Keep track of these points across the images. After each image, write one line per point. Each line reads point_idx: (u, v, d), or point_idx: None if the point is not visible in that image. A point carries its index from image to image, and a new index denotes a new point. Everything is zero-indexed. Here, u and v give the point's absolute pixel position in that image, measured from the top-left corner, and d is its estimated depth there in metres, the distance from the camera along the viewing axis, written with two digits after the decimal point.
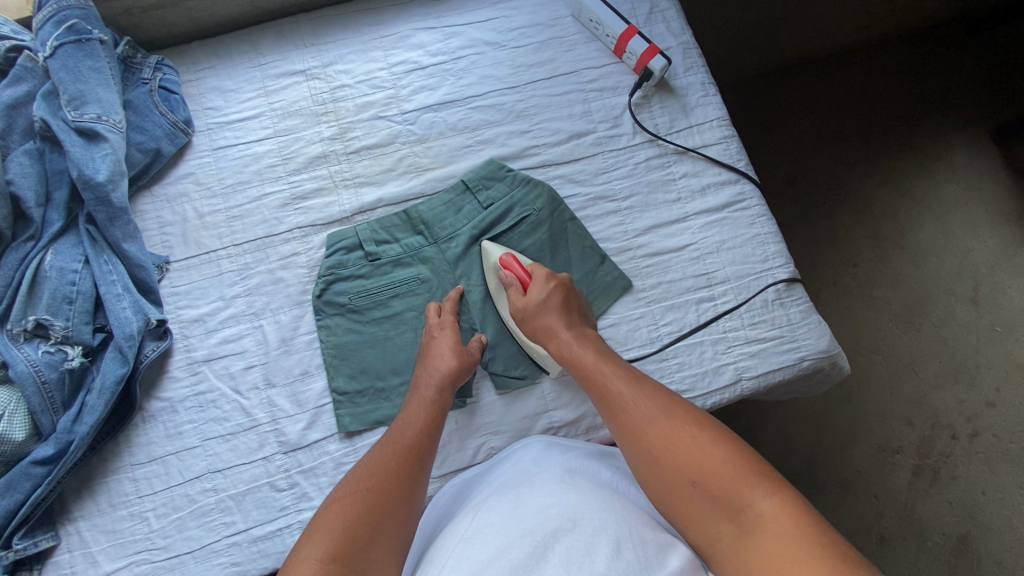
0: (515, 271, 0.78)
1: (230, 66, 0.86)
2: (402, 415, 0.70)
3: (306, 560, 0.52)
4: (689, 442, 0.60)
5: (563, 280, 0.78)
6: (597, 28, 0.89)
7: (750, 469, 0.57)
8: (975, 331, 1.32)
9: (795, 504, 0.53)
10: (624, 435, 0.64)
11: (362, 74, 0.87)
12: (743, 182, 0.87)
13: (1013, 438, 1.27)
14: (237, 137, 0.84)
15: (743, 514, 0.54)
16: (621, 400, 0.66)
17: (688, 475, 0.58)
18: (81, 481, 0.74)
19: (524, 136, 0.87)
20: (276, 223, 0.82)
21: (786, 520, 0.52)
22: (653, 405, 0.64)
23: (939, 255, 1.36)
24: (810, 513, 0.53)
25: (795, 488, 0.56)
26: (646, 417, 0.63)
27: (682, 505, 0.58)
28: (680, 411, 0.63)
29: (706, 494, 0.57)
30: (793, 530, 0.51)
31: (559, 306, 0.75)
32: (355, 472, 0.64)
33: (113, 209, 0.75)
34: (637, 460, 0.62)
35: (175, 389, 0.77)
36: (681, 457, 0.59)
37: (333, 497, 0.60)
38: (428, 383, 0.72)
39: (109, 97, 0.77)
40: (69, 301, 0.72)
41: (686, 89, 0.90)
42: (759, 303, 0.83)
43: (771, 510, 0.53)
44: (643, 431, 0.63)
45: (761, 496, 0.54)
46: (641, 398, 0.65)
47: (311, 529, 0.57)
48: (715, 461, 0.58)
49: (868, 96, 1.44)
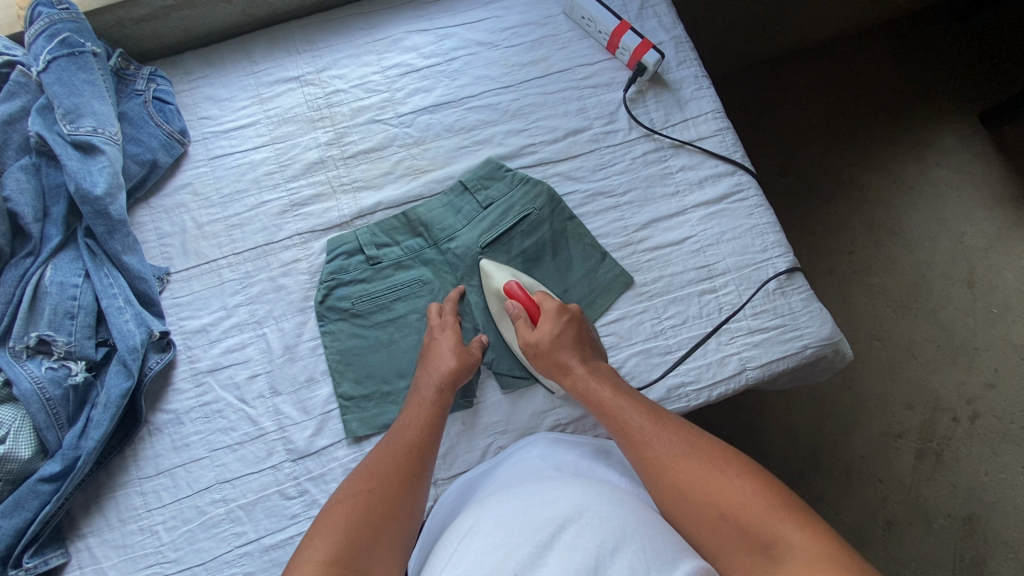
0: (523, 304, 0.77)
1: (224, 74, 0.86)
2: (402, 415, 0.70)
3: (309, 562, 0.53)
4: (716, 476, 0.60)
5: (573, 312, 0.77)
6: (589, 25, 0.90)
7: (780, 502, 0.57)
8: (972, 313, 1.33)
9: (827, 537, 0.53)
10: (649, 471, 0.63)
11: (357, 79, 0.87)
12: (740, 173, 0.87)
13: (1014, 418, 1.28)
14: (233, 145, 0.84)
15: (774, 548, 0.54)
16: (644, 433, 0.65)
17: (716, 508, 0.58)
18: (89, 496, 0.73)
19: (521, 135, 0.87)
20: (276, 230, 0.82)
21: (820, 552, 0.51)
22: (676, 438, 0.64)
23: (933, 239, 1.38)
24: (840, 544, 0.53)
25: (823, 521, 0.56)
26: (671, 452, 0.63)
27: (714, 539, 0.58)
28: (705, 446, 0.63)
29: (736, 528, 0.56)
30: (828, 561, 0.50)
31: (572, 341, 0.74)
32: (357, 472, 0.64)
33: (112, 222, 0.74)
34: (664, 496, 0.61)
35: (180, 401, 0.77)
36: (709, 492, 0.59)
37: (336, 498, 0.61)
38: (429, 383, 0.72)
39: (104, 110, 0.77)
40: (70, 316, 0.72)
41: (680, 82, 0.90)
42: (760, 293, 0.83)
43: (804, 543, 0.53)
44: (667, 465, 0.62)
45: (793, 528, 0.54)
46: (664, 432, 0.65)
47: (314, 530, 0.57)
48: (744, 494, 0.58)
49: (858, 84, 1.45)
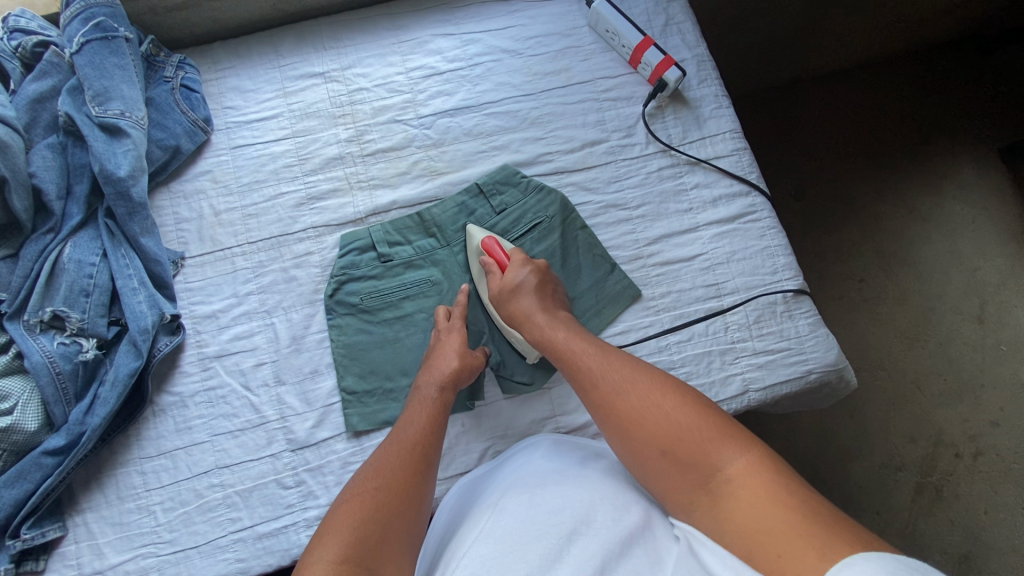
0: (498, 255, 0.79)
1: (251, 66, 0.88)
2: (404, 415, 0.70)
3: (319, 562, 0.52)
4: (659, 411, 0.61)
5: (540, 265, 0.79)
6: (613, 39, 0.90)
7: (718, 430, 0.58)
8: (980, 350, 1.32)
9: (766, 462, 0.54)
10: (597, 405, 0.66)
11: (380, 78, 0.88)
12: (754, 194, 0.88)
13: (1017, 458, 1.26)
14: (255, 136, 0.85)
15: (711, 478, 0.55)
16: (591, 373, 0.67)
17: (657, 443, 0.59)
18: (91, 472, 0.74)
19: (539, 143, 0.88)
20: (291, 222, 0.83)
21: (754, 480, 0.53)
22: (625, 376, 0.65)
23: (945, 272, 1.37)
24: (779, 471, 0.54)
25: (766, 447, 0.57)
26: (617, 386, 0.65)
27: (659, 472, 0.59)
28: (649, 379, 0.64)
29: (674, 461, 0.58)
30: (761, 490, 0.52)
31: (535, 289, 0.76)
32: (362, 471, 0.64)
33: (132, 204, 0.76)
34: (612, 432, 0.64)
35: (186, 384, 0.78)
36: (650, 427, 0.60)
37: (342, 498, 0.60)
38: (430, 379, 0.73)
39: (132, 94, 0.78)
40: (86, 293, 0.73)
41: (700, 100, 0.91)
42: (767, 315, 0.83)
43: (741, 471, 0.54)
44: (616, 403, 0.64)
45: (732, 458, 0.55)
46: (610, 369, 0.67)
47: (323, 531, 0.57)
48: (682, 427, 0.59)
49: (877, 112, 1.45)
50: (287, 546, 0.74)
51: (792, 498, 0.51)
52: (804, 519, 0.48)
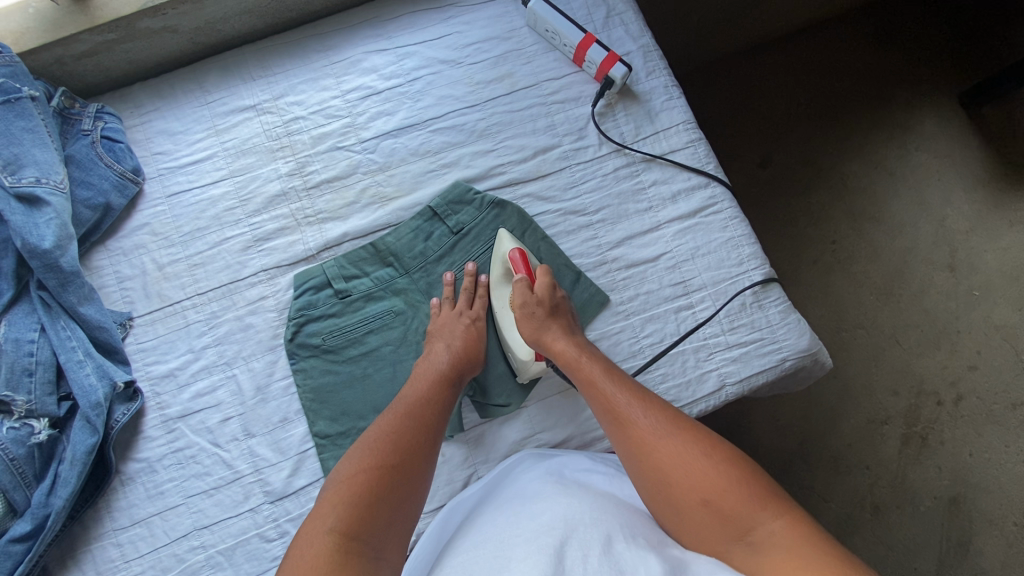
0: (522, 272, 0.79)
1: (177, 106, 0.83)
2: (410, 384, 0.71)
3: (327, 532, 0.53)
4: (700, 459, 0.60)
5: (563, 305, 0.77)
6: (554, 38, 0.87)
7: (760, 489, 0.57)
8: (954, 298, 1.34)
9: (803, 522, 0.54)
10: (630, 449, 0.64)
11: (316, 104, 0.84)
12: (714, 185, 0.86)
13: (996, 399, 1.29)
14: (191, 181, 0.81)
15: (752, 533, 0.55)
16: (629, 415, 0.65)
17: (699, 493, 0.58)
18: (65, 551, 0.72)
19: (488, 156, 0.85)
20: (239, 267, 0.79)
21: (795, 540, 0.52)
22: (661, 419, 0.64)
23: (915, 224, 1.37)
24: (817, 530, 0.54)
25: (800, 509, 0.57)
26: (654, 435, 0.63)
27: (695, 523, 0.58)
28: (689, 429, 0.63)
29: (716, 513, 0.57)
30: (803, 547, 0.51)
31: (558, 321, 0.75)
32: (368, 436, 0.64)
33: (64, 275, 0.71)
34: (644, 481, 0.62)
35: (152, 449, 0.75)
36: (691, 476, 0.59)
37: (347, 464, 0.60)
38: (440, 355, 0.73)
39: (47, 156, 0.73)
40: (28, 373, 0.69)
41: (650, 93, 0.88)
42: (737, 307, 0.82)
43: (781, 529, 0.54)
44: (653, 448, 0.62)
45: (770, 516, 0.55)
46: (647, 412, 0.65)
47: (326, 497, 0.58)
48: (727, 479, 0.58)
49: (833, 74, 1.43)
50: None
51: (832, 551, 0.50)
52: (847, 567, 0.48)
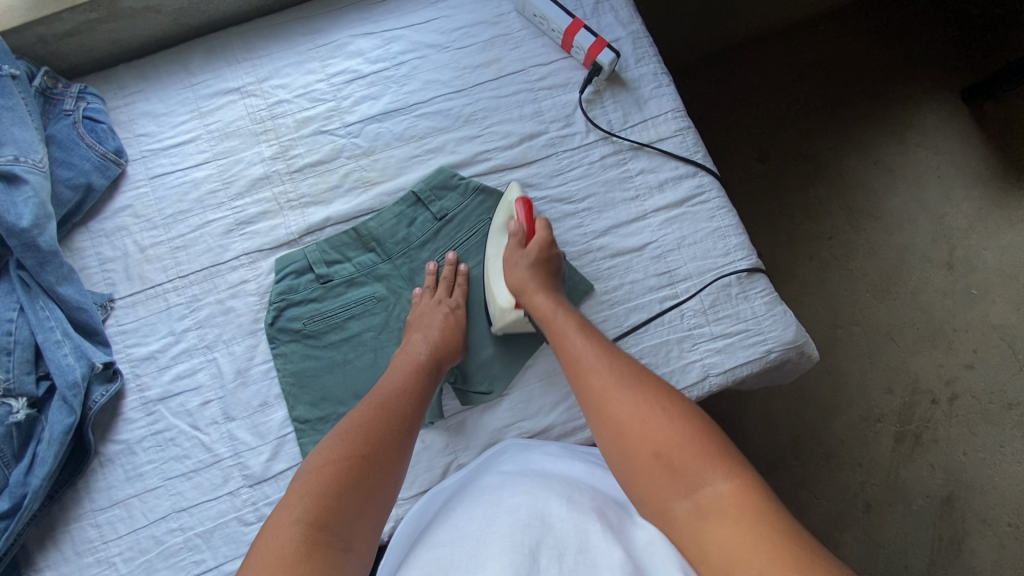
0: (523, 221, 0.77)
1: (161, 88, 0.82)
2: (388, 375, 0.70)
3: (293, 522, 0.53)
4: (655, 413, 0.58)
5: (555, 256, 0.76)
6: (542, 23, 0.86)
7: (713, 448, 0.55)
8: (951, 296, 1.33)
9: (752, 487, 0.52)
10: (588, 400, 0.62)
11: (300, 88, 0.83)
12: (701, 174, 0.85)
13: (992, 398, 1.28)
14: (174, 163, 0.80)
15: (697, 492, 0.53)
16: (590, 367, 0.64)
17: (651, 446, 0.56)
18: (43, 531, 0.72)
19: (474, 142, 0.84)
20: (221, 251, 0.79)
21: (739, 504, 0.50)
22: (622, 373, 0.62)
23: (913, 221, 1.36)
24: (765, 496, 0.51)
25: (757, 475, 0.54)
26: (611, 384, 0.61)
27: (643, 473, 0.56)
28: (650, 385, 0.61)
29: (666, 467, 0.55)
30: (744, 513, 0.49)
31: (542, 278, 0.74)
32: (342, 426, 0.63)
33: (42, 254, 0.71)
34: (602, 437, 0.61)
35: (131, 431, 0.75)
36: (646, 430, 0.57)
37: (319, 454, 0.60)
38: (418, 346, 0.73)
39: (26, 135, 0.73)
40: (6, 352, 0.69)
41: (639, 81, 0.87)
42: (723, 298, 0.81)
43: (728, 491, 0.52)
44: (608, 399, 0.61)
45: (719, 476, 0.53)
46: (611, 364, 0.63)
47: (296, 488, 0.57)
48: (681, 436, 0.56)
49: (832, 67, 1.41)
50: None
51: (773, 523, 0.48)
52: (781, 540, 0.47)
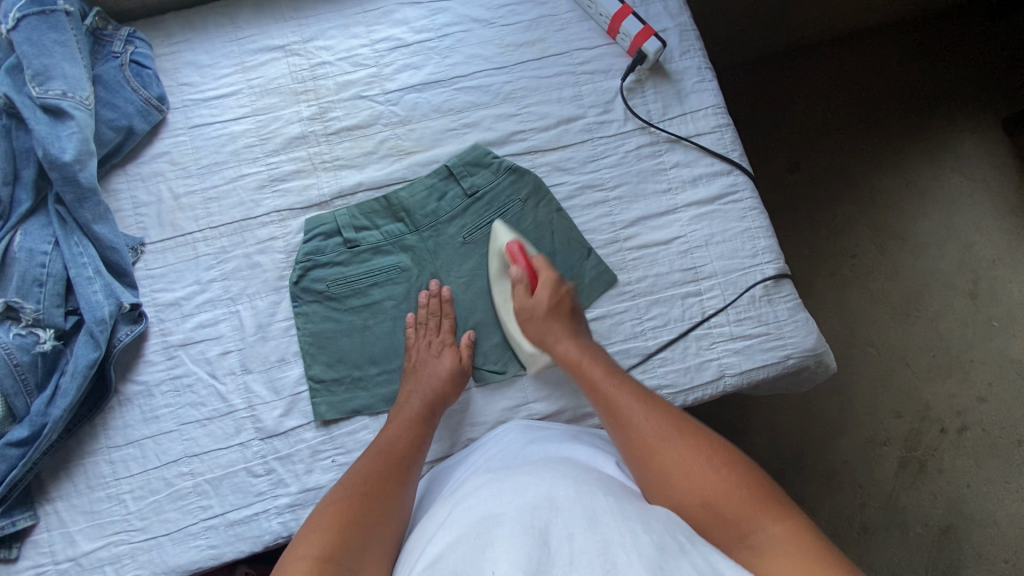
0: (522, 264, 0.77)
1: (207, 39, 0.83)
2: (392, 424, 0.72)
3: (302, 557, 0.54)
4: (704, 466, 0.61)
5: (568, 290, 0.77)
6: (590, 7, 0.85)
7: (762, 495, 0.58)
8: (972, 326, 1.31)
9: (804, 533, 0.55)
10: (636, 458, 0.64)
11: (343, 51, 0.84)
12: (736, 173, 0.84)
13: (1002, 433, 1.26)
14: (213, 115, 0.81)
15: (750, 537, 0.55)
16: (633, 416, 0.66)
17: (699, 496, 0.59)
18: (59, 462, 0.74)
19: (511, 120, 0.84)
20: (253, 206, 0.80)
21: (796, 543, 0.53)
22: (665, 423, 0.65)
23: (940, 247, 1.34)
24: (816, 535, 0.54)
25: (801, 514, 0.58)
26: (658, 439, 0.64)
27: (696, 520, 0.58)
28: (693, 438, 0.64)
29: (717, 516, 0.57)
30: (804, 552, 0.52)
31: (565, 315, 0.76)
32: (349, 476, 0.65)
33: (81, 190, 0.72)
34: (648, 483, 0.63)
35: (151, 373, 0.77)
36: (694, 478, 0.60)
37: (329, 500, 0.62)
38: (415, 394, 0.74)
39: (75, 72, 0.74)
40: (39, 283, 0.71)
41: (682, 73, 0.86)
42: (746, 299, 0.81)
43: (781, 533, 0.54)
44: (655, 449, 0.63)
45: (771, 521, 0.56)
46: (650, 410, 0.67)
47: (307, 527, 0.59)
48: (729, 483, 0.59)
49: (874, 82, 1.39)
50: (259, 532, 0.74)
51: (827, 558, 0.51)
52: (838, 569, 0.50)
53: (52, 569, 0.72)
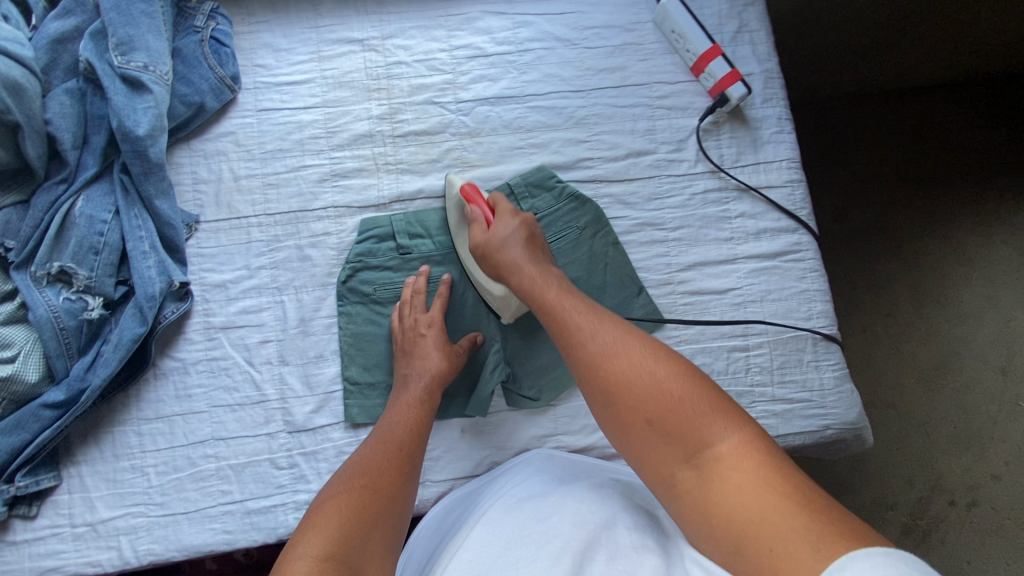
0: (478, 203, 0.74)
1: (287, 23, 0.82)
2: (390, 413, 0.69)
3: (303, 556, 0.52)
4: (649, 378, 0.55)
5: (528, 219, 0.73)
6: (678, 41, 0.83)
7: (712, 405, 0.53)
8: (997, 402, 1.28)
9: (757, 443, 0.51)
10: (582, 372, 0.59)
11: (421, 53, 0.82)
12: (801, 232, 0.82)
13: (1013, 514, 1.22)
14: (283, 101, 0.80)
15: (699, 455, 0.52)
16: (579, 332, 0.60)
17: (644, 414, 0.55)
18: (88, 427, 0.74)
19: (580, 146, 0.82)
20: (311, 198, 0.79)
21: (748, 462, 0.49)
22: (613, 338, 0.59)
23: (977, 318, 1.30)
24: (773, 452, 0.50)
25: (757, 425, 0.53)
26: (604, 351, 0.58)
27: (644, 446, 0.55)
28: (644, 349, 0.58)
29: (659, 432, 0.54)
30: (757, 473, 0.48)
31: (524, 239, 0.70)
32: (346, 469, 0.63)
33: (149, 165, 0.73)
34: (598, 405, 0.58)
35: (190, 351, 0.76)
36: (641, 395, 0.55)
37: (325, 495, 0.59)
38: (415, 380, 0.72)
39: (158, 45, 0.74)
40: (95, 251, 0.71)
41: (761, 122, 0.83)
42: (793, 362, 0.79)
43: (733, 450, 0.50)
44: (603, 366, 0.58)
45: (723, 434, 0.51)
46: (597, 325, 0.61)
47: (306, 525, 0.56)
48: (677, 398, 0.54)
49: (940, 144, 1.35)
50: (274, 525, 0.74)
51: (786, 485, 0.47)
52: (789, 492, 0.47)
53: (69, 532, 0.72)
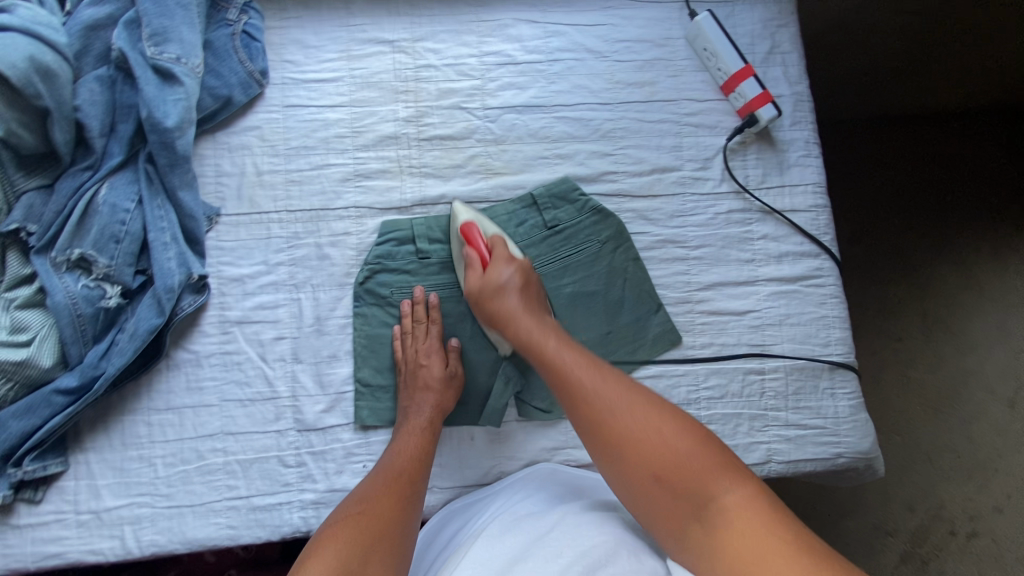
0: (474, 246, 0.73)
1: (318, 20, 0.82)
2: (393, 443, 0.71)
3: None
4: (655, 435, 0.58)
5: (525, 266, 0.73)
6: (709, 59, 0.82)
7: (715, 461, 0.56)
8: (1004, 434, 1.26)
9: (759, 499, 0.53)
10: (588, 430, 0.61)
11: (451, 57, 0.82)
12: (823, 258, 0.81)
13: (1014, 548, 1.21)
14: (310, 98, 0.80)
15: (705, 507, 0.53)
16: (585, 391, 0.62)
17: (651, 468, 0.57)
18: (98, 414, 0.74)
19: (605, 159, 0.82)
20: (333, 197, 0.79)
21: (752, 515, 0.51)
22: (619, 394, 0.62)
23: (987, 349, 1.29)
24: (775, 506, 0.53)
25: (756, 479, 0.56)
26: (612, 406, 0.61)
27: (649, 501, 0.57)
28: (649, 403, 0.61)
29: (666, 489, 0.56)
30: (761, 521, 0.50)
31: (525, 290, 0.72)
32: (350, 501, 0.64)
33: (175, 156, 0.72)
34: (602, 453, 0.60)
35: (203, 344, 0.76)
36: (648, 451, 0.57)
37: (329, 525, 0.60)
38: (417, 408, 0.73)
39: (191, 37, 0.74)
40: (115, 240, 0.70)
41: (788, 144, 0.83)
42: (809, 388, 0.79)
43: (737, 503, 0.52)
44: (608, 424, 0.60)
45: (726, 490, 0.54)
46: (602, 381, 0.63)
47: (308, 554, 0.57)
48: (681, 455, 0.56)
49: (966, 172, 1.32)
50: (279, 523, 0.74)
51: (788, 534, 0.49)
52: (791, 541, 0.48)
53: (73, 518, 0.72)
